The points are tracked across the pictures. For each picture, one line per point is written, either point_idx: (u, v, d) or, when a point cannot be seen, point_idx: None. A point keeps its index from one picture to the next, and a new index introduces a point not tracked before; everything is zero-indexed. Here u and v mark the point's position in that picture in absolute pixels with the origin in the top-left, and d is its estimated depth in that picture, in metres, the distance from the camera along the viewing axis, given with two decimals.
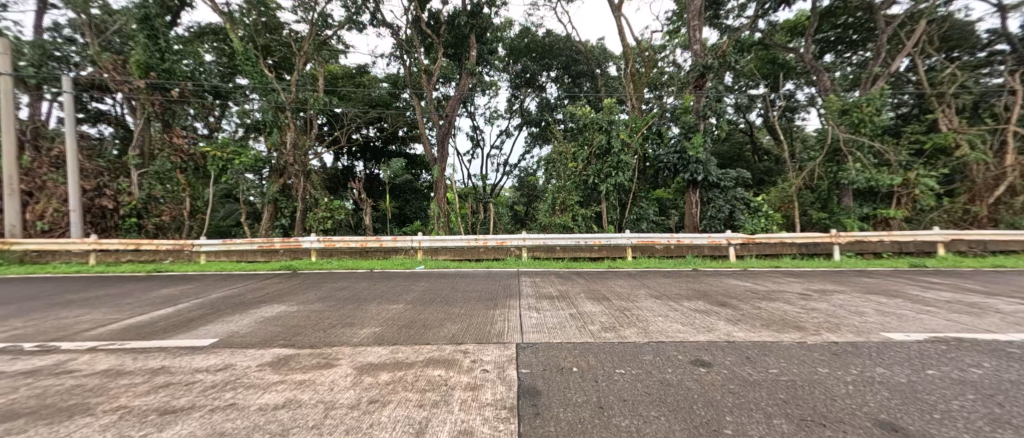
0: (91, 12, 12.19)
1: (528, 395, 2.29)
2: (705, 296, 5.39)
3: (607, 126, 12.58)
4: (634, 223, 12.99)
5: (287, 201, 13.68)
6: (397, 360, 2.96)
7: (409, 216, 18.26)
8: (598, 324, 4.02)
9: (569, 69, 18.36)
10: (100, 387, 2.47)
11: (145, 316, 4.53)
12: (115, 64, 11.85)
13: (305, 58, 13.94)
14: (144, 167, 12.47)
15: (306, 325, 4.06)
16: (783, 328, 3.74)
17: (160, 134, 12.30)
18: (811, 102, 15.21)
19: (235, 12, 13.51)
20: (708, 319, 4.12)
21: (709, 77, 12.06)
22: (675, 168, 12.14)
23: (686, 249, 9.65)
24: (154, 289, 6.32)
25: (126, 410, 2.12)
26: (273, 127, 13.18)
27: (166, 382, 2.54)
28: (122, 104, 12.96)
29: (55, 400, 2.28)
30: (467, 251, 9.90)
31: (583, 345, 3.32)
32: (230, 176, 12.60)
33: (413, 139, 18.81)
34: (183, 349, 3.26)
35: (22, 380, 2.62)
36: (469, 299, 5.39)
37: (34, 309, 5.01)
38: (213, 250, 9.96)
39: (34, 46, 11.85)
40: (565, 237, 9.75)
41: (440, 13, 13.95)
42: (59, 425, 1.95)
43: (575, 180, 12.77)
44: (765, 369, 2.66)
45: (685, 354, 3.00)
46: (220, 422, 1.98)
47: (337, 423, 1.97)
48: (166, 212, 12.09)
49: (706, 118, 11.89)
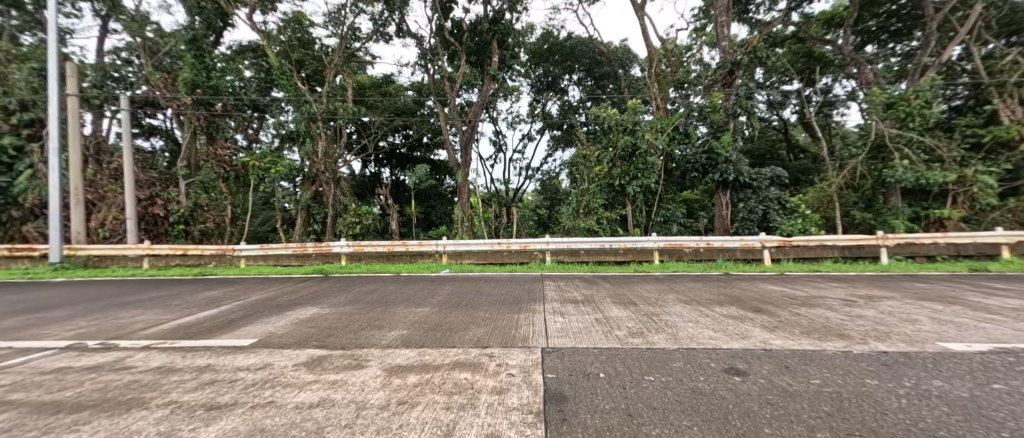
0: (147, 35, 13.34)
1: (555, 401, 2.27)
2: (739, 302, 5.15)
3: (632, 127, 12.23)
4: (661, 225, 12.82)
5: (318, 208, 14.12)
6: (425, 362, 3.02)
7: (433, 221, 18.58)
8: (625, 329, 3.94)
9: (592, 71, 18.18)
10: (154, 382, 2.65)
11: (191, 317, 4.82)
12: (165, 82, 12.71)
13: (335, 70, 14.67)
14: (191, 177, 13.47)
15: (337, 327, 4.20)
16: (826, 336, 3.53)
17: (204, 147, 13.32)
18: (851, 95, 14.29)
19: (272, 30, 14.30)
20: (741, 326, 3.97)
21: (738, 73, 11.72)
22: (703, 168, 11.85)
23: (716, 252, 9.34)
24: (198, 292, 6.70)
25: (176, 405, 2.26)
26: (306, 137, 13.92)
27: (211, 379, 2.69)
28: (171, 119, 13.88)
29: (115, 394, 2.46)
30: (490, 254, 9.99)
31: (610, 350, 3.27)
32: (267, 185, 13.39)
33: (437, 145, 19.07)
34: (225, 349, 3.44)
35: (87, 375, 2.85)
36: (494, 303, 5.41)
37: (95, 310, 5.43)
38: (252, 254, 10.47)
39: (96, 68, 12.94)
40: (589, 241, 9.65)
41: (463, 22, 14.38)
42: (119, 417, 2.11)
43: (598, 183, 12.58)
44: (807, 379, 2.51)
45: (718, 362, 2.88)
46: (261, 418, 2.08)
47: (368, 424, 2.02)
48: (210, 219, 13.04)
49: (736, 116, 11.53)
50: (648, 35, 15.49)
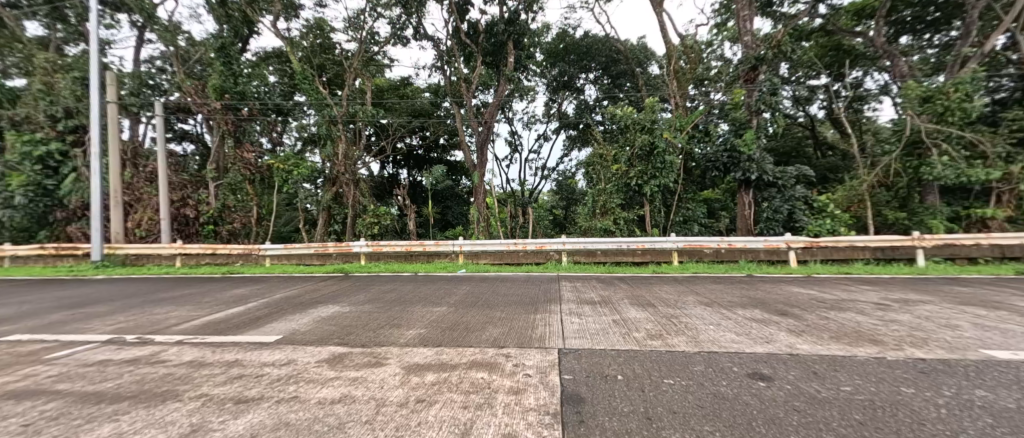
0: (180, 44, 13.98)
1: (572, 402, 2.25)
2: (763, 304, 5.00)
3: (650, 126, 12.03)
4: (681, 225, 12.58)
5: (339, 208, 14.47)
6: (442, 361, 3.05)
7: (450, 222, 18.75)
8: (643, 331, 3.88)
9: (608, 69, 17.97)
10: (187, 376, 2.77)
11: (220, 314, 5.02)
12: (196, 89, 13.29)
13: (355, 74, 15.02)
14: (220, 179, 14.02)
15: (357, 325, 4.29)
16: (857, 341, 3.39)
17: (232, 150, 13.79)
18: (884, 89, 13.65)
19: (295, 36, 14.74)
20: (765, 329, 3.85)
21: (762, 69, 11.42)
22: (725, 167, 11.56)
23: (739, 253, 9.09)
24: (227, 290, 6.97)
25: (207, 398, 2.36)
26: (328, 140, 14.30)
27: (239, 374, 2.79)
28: (202, 124, 14.48)
29: (151, 386, 2.58)
30: (506, 254, 10.01)
31: (629, 352, 3.22)
32: (290, 186, 13.82)
33: (453, 146, 19.24)
34: (252, 345, 3.57)
35: (126, 367, 3.01)
36: (510, 303, 5.42)
37: (132, 306, 5.72)
38: (277, 254, 10.80)
39: (133, 77, 13.63)
40: (606, 241, 9.56)
41: (479, 23, 14.45)
42: (155, 408, 2.22)
43: (615, 183, 12.42)
44: (837, 386, 2.41)
45: (741, 366, 2.81)
46: (285, 413, 2.14)
47: (388, 421, 2.05)
48: (237, 220, 13.57)
49: (759, 112, 11.23)
50: (666, 32, 15.20)
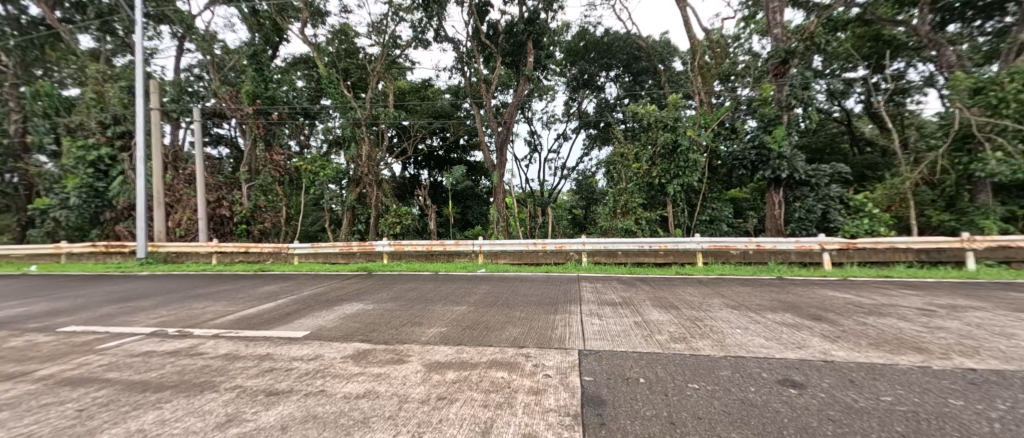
0: (215, 52, 14.72)
1: (593, 404, 2.23)
2: (794, 308, 4.79)
3: (673, 124, 11.75)
4: (706, 225, 12.21)
5: (362, 209, 14.86)
6: (463, 360, 3.09)
7: (470, 221, 18.90)
8: (666, 334, 3.80)
9: (629, 67, 17.68)
10: (223, 368, 2.91)
11: (252, 310, 5.24)
12: (231, 95, 13.95)
13: (378, 77, 15.40)
14: (252, 180, 14.64)
15: (380, 323, 4.39)
16: (897, 349, 3.20)
17: (263, 153, 14.34)
18: (928, 80, 12.82)
19: (321, 42, 15.23)
20: (796, 334, 3.69)
21: (793, 63, 10.99)
22: (753, 165, 11.14)
23: (767, 255, 8.76)
24: (258, 287, 7.27)
25: (241, 390, 2.47)
26: (352, 141, 14.70)
27: (270, 367, 2.91)
28: (235, 128, 15.17)
29: (190, 377, 2.73)
30: (525, 254, 10.00)
31: (651, 355, 3.15)
32: (317, 187, 14.30)
33: (473, 146, 19.39)
34: (282, 340, 3.71)
35: (168, 358, 3.19)
36: (530, 303, 5.42)
37: (173, 301, 6.06)
38: (304, 252, 11.19)
39: (174, 84, 14.45)
40: (627, 242, 9.41)
41: (498, 24, 14.52)
42: (194, 398, 2.34)
43: (637, 182, 12.18)
44: (876, 396, 2.29)
45: (771, 372, 2.70)
46: (313, 406, 2.22)
47: (409, 417, 2.09)
48: (268, 220, 14.17)
49: (791, 108, 10.79)
50: (690, 27, 14.80)
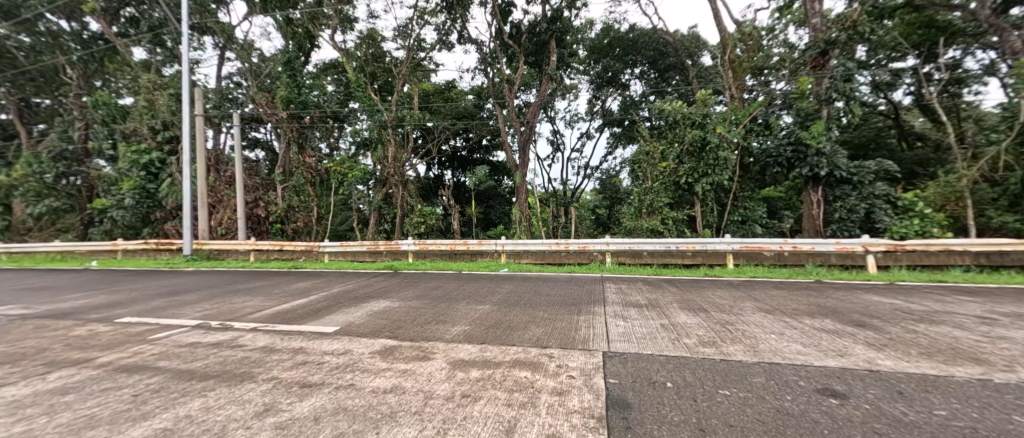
0: (253, 60, 15.50)
1: (618, 407, 2.20)
2: (834, 314, 4.53)
3: (701, 121, 11.36)
4: (737, 226, 11.74)
5: (389, 209, 15.28)
6: (486, 358, 3.11)
7: (493, 221, 18.99)
8: (695, 337, 3.68)
9: (656, 63, 17.25)
10: (260, 359, 3.07)
11: (287, 305, 5.49)
12: (267, 100, 14.65)
13: (404, 80, 15.77)
14: (286, 181, 15.30)
15: (406, 320, 4.49)
16: (953, 360, 2.97)
17: (296, 155, 14.96)
18: (990, 68, 11.79)
19: (350, 47, 15.74)
20: (837, 341, 3.49)
21: (834, 54, 10.45)
22: (789, 162, 10.61)
23: (804, 257, 8.32)
24: (292, 283, 7.60)
25: (277, 381, 2.59)
26: (379, 143, 15.12)
27: (304, 360, 3.04)
28: (270, 132, 15.90)
29: (231, 367, 2.89)
30: (548, 254, 9.96)
31: (679, 359, 3.07)
32: (346, 188, 14.76)
33: (496, 147, 19.48)
34: (314, 334, 3.87)
35: (211, 349, 3.39)
36: (553, 303, 5.39)
37: (215, 295, 6.44)
38: (334, 250, 11.60)
39: (216, 92, 15.33)
40: (652, 242, 9.20)
41: (522, 23, 14.52)
42: (235, 387, 2.48)
43: (663, 181, 11.88)
44: (928, 409, 2.13)
45: (809, 381, 2.57)
46: (344, 399, 2.30)
47: (435, 413, 2.13)
48: (300, 219, 14.80)
49: (831, 101, 10.21)
50: (721, 20, 14.26)
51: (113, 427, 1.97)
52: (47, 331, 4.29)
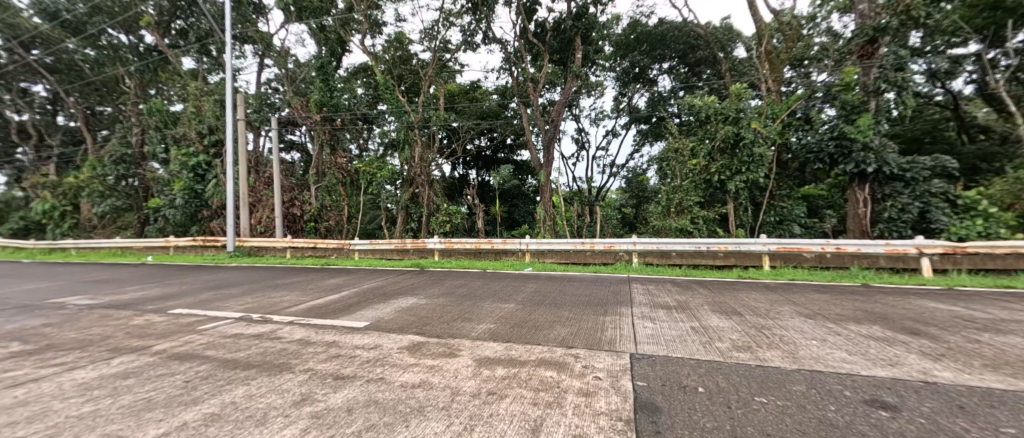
0: (289, 66, 16.25)
1: (647, 410, 2.15)
2: (882, 320, 4.24)
3: (735, 116, 10.90)
4: (774, 225, 11.20)
5: (415, 207, 15.65)
6: (512, 357, 3.12)
7: (517, 220, 19.01)
8: (728, 341, 3.54)
9: (685, 57, 16.69)
10: (297, 351, 3.22)
11: (320, 300, 5.72)
12: (301, 104, 15.33)
13: (430, 81, 16.08)
14: (319, 181, 15.94)
15: (433, 317, 4.58)
16: (1022, 373, 2.70)
17: (328, 157, 15.54)
18: None
19: (378, 51, 16.20)
20: (887, 350, 3.26)
21: (884, 41, 9.76)
22: (832, 158, 10.00)
23: (849, 259, 7.83)
24: (325, 279, 7.90)
25: (312, 372, 2.71)
26: (406, 144, 15.48)
27: (337, 354, 3.16)
28: (304, 134, 16.59)
29: (271, 358, 3.05)
30: (573, 254, 9.86)
31: (711, 363, 2.96)
32: (375, 187, 15.19)
33: (520, 145, 19.48)
34: (346, 329, 4.02)
35: (253, 341, 3.58)
36: (579, 303, 5.33)
37: (255, 290, 6.80)
38: (364, 248, 11.97)
39: (256, 97, 16.18)
40: (682, 242, 8.92)
41: (546, 22, 14.45)
42: (274, 377, 2.61)
43: (693, 180, 11.50)
44: (993, 427, 1.95)
45: (856, 391, 2.41)
46: (374, 392, 2.37)
47: (462, 409, 2.15)
48: (332, 218, 15.39)
49: (881, 93, 9.52)
50: (756, 9, 13.61)
51: (168, 410, 2.12)
52: (111, 320, 4.68)
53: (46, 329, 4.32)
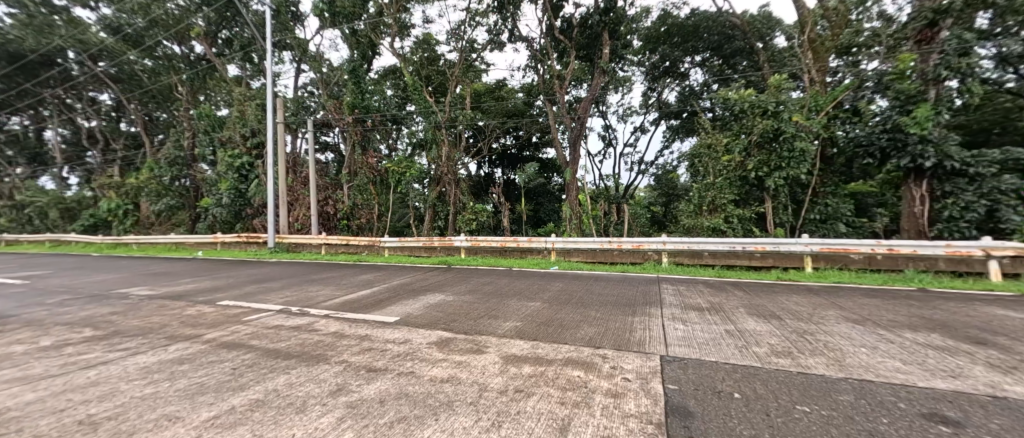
0: (324, 71, 16.94)
1: (679, 415, 2.09)
2: (941, 327, 3.90)
3: (774, 109, 10.31)
4: (817, 224, 10.54)
5: (442, 206, 15.92)
6: (539, 355, 3.12)
7: (542, 219, 18.92)
8: (766, 346, 3.38)
9: (719, 49, 16.01)
10: (333, 343, 3.36)
11: (353, 295, 5.94)
12: (335, 106, 15.93)
13: (457, 81, 16.31)
14: (351, 181, 16.50)
15: (460, 314, 4.64)
16: None
17: (360, 157, 16.04)
18: None
19: (407, 52, 16.60)
20: (947, 360, 3.00)
21: (946, 24, 9.01)
22: (883, 152, 9.31)
23: (903, 261, 7.27)
24: (357, 275, 8.18)
25: (347, 364, 2.82)
26: (433, 143, 15.75)
27: (369, 347, 3.27)
28: (337, 135, 17.21)
29: (309, 349, 3.20)
30: (600, 253, 9.71)
31: (747, 368, 2.83)
32: (403, 186, 15.51)
33: (546, 143, 19.33)
34: (378, 323, 4.16)
35: (292, 332, 3.77)
36: (606, 303, 5.24)
37: (293, 284, 7.15)
38: (394, 246, 12.30)
39: (293, 101, 16.97)
40: (715, 242, 8.58)
41: (573, 17, 14.25)
42: (312, 367, 2.74)
43: (728, 176, 11.00)
44: None
45: (911, 403, 2.23)
46: (405, 385, 2.44)
47: (490, 405, 2.17)
48: (363, 216, 15.91)
49: (942, 81, 8.74)
50: None
51: (218, 395, 2.26)
52: (167, 310, 5.07)
53: (112, 317, 4.73)
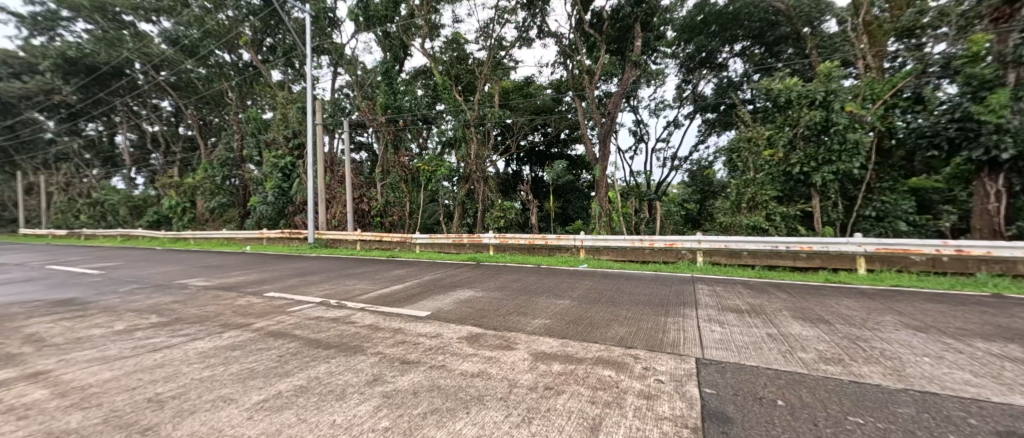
0: (359, 73, 17.58)
1: (716, 420, 2.01)
2: (1020, 338, 3.51)
3: (824, 99, 9.60)
4: (870, 223, 9.80)
5: (471, 203, 16.14)
6: (568, 353, 3.09)
7: (570, 216, 18.76)
8: (812, 352, 3.18)
9: (761, 37, 15.12)
10: (368, 335, 3.49)
11: (387, 289, 6.15)
12: (368, 107, 16.49)
13: (485, 79, 16.44)
14: (384, 179, 17.01)
15: (489, 310, 4.69)
16: None
17: (393, 156, 16.50)
18: None
19: (437, 52, 16.89)
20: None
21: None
22: (949, 143, 8.49)
23: (973, 264, 6.60)
24: (390, 270, 8.45)
25: (382, 355, 2.92)
26: (462, 142, 15.95)
27: (403, 340, 3.37)
28: (371, 136, 17.78)
29: (347, 340, 3.34)
30: (631, 251, 9.49)
31: (791, 375, 2.68)
32: (433, 185, 15.74)
33: (575, 140, 19.05)
34: (410, 317, 4.28)
35: (331, 323, 3.96)
36: (637, 303, 5.12)
37: (332, 278, 7.49)
38: (425, 242, 12.59)
39: (331, 103, 17.72)
40: (755, 241, 8.15)
41: (603, 10, 13.89)
42: (350, 357, 2.86)
43: (770, 171, 10.41)
44: None
45: (984, 420, 2.03)
46: (437, 377, 2.49)
47: (520, 401, 2.19)
48: (396, 214, 16.41)
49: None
50: None
51: (266, 380, 2.42)
52: (220, 300, 5.46)
53: (174, 305, 5.16)
